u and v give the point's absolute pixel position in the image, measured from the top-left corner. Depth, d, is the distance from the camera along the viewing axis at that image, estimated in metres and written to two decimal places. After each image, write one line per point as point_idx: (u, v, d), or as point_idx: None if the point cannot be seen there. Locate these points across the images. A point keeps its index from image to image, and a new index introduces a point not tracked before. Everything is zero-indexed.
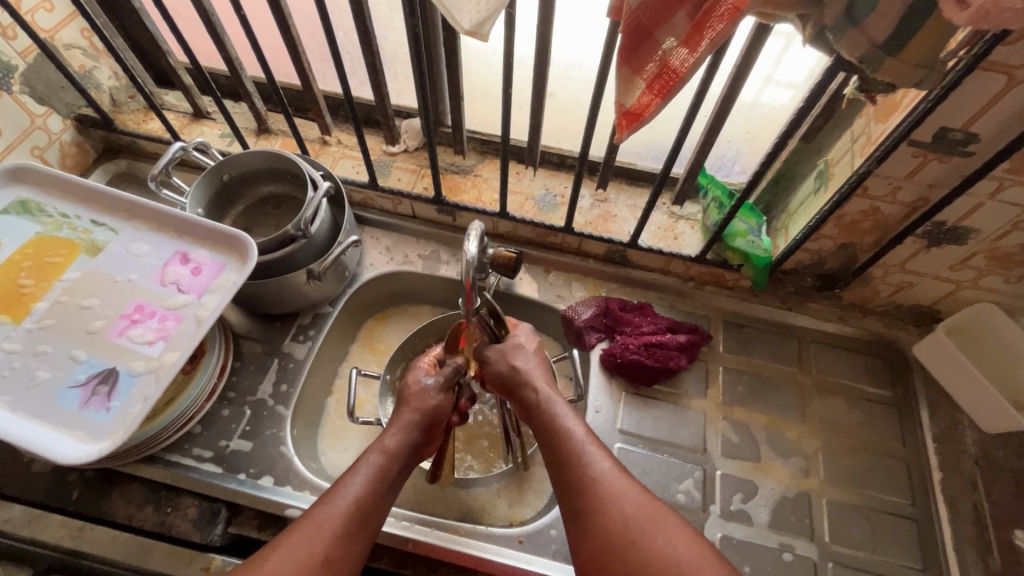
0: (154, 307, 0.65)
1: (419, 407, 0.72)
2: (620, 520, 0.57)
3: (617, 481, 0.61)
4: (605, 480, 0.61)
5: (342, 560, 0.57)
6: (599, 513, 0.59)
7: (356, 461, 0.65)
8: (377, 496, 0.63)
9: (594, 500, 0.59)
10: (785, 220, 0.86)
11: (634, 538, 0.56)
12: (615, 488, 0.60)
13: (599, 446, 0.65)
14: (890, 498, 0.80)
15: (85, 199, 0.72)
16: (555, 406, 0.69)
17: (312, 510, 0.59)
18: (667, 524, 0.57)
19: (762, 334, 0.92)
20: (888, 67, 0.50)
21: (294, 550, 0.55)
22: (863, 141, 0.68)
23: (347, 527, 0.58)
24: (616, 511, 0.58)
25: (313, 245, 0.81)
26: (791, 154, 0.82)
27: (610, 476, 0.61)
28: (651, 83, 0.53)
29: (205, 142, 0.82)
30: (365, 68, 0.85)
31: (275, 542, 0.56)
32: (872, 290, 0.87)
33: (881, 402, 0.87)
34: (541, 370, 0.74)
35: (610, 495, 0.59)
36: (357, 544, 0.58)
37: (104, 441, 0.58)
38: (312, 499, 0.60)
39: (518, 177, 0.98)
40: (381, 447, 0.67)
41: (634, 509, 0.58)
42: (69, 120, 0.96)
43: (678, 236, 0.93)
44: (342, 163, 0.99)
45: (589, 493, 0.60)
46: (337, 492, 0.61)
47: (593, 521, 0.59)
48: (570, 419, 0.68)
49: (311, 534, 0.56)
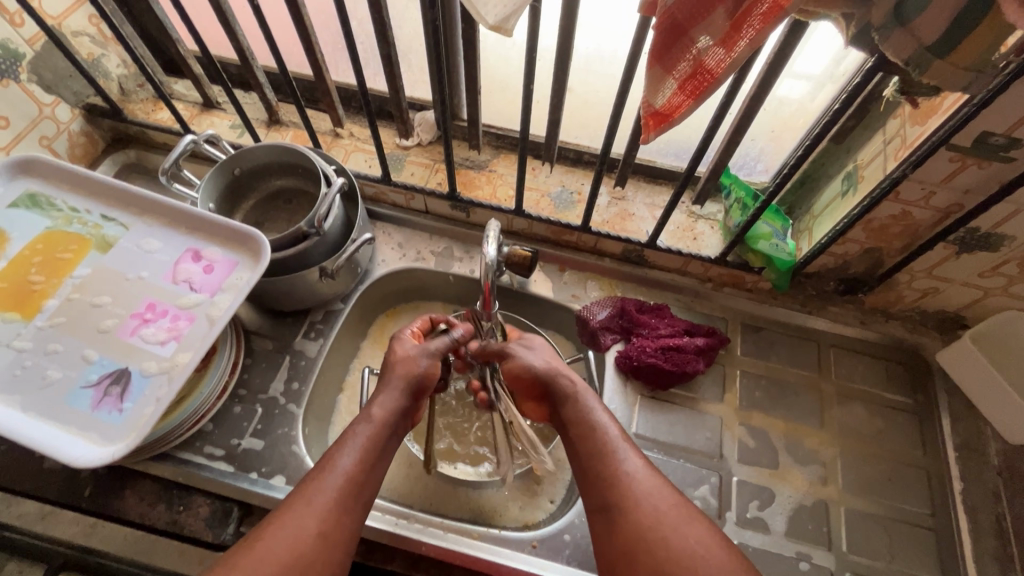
0: (166, 306, 0.64)
1: (408, 372, 0.69)
2: (651, 516, 0.57)
3: (648, 478, 0.60)
4: (637, 478, 0.60)
5: (342, 537, 0.56)
6: (632, 507, 0.58)
7: (354, 434, 0.63)
8: (375, 469, 0.62)
9: (623, 495, 0.59)
10: (810, 222, 0.84)
11: (664, 536, 0.55)
12: (646, 486, 0.59)
13: (629, 443, 0.64)
14: (909, 508, 0.79)
15: (95, 193, 0.71)
16: (586, 398, 0.68)
17: (309, 488, 0.57)
18: (694, 522, 0.57)
19: (781, 338, 0.91)
20: (936, 70, 0.48)
21: (290, 529, 0.54)
22: (898, 144, 0.65)
23: (346, 506, 0.57)
24: (650, 508, 0.57)
25: (326, 241, 0.80)
26: (818, 152, 0.80)
27: (640, 473, 0.61)
28: (683, 84, 0.50)
29: (217, 134, 0.80)
30: (380, 59, 0.82)
31: (270, 519, 0.55)
32: (897, 295, 0.85)
33: (901, 410, 0.85)
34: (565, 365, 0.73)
35: (642, 492, 0.59)
36: (352, 522, 0.57)
37: (117, 443, 0.57)
38: (307, 476, 0.59)
39: (534, 173, 0.96)
40: (381, 418, 0.65)
41: (665, 508, 0.57)
42: (77, 110, 0.94)
43: (697, 237, 0.91)
44: (354, 156, 0.97)
45: (618, 486, 0.59)
46: (335, 469, 0.59)
47: (620, 514, 0.58)
48: (600, 413, 0.66)
49: (309, 513, 0.55)
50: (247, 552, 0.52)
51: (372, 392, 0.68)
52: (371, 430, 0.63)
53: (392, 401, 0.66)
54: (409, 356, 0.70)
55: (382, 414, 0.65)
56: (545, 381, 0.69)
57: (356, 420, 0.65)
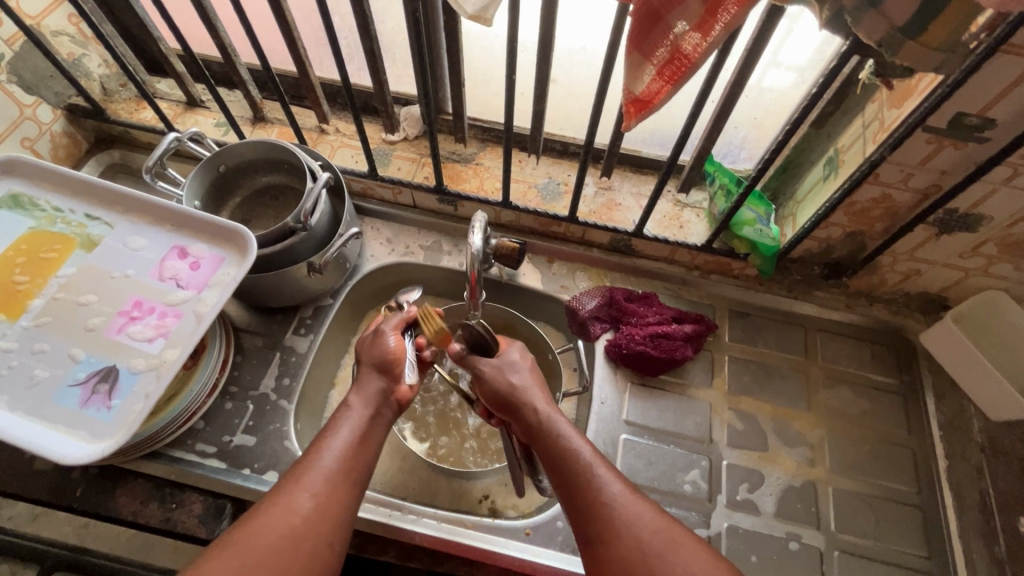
0: (153, 304, 0.64)
1: (376, 356, 0.70)
2: (634, 547, 0.55)
3: (629, 505, 0.58)
4: (617, 505, 0.58)
5: (334, 512, 0.56)
6: (612, 541, 0.56)
7: (343, 416, 0.65)
8: (366, 450, 0.63)
9: (603, 524, 0.57)
10: (793, 207, 0.85)
11: (651, 567, 0.54)
12: (629, 511, 0.58)
13: (607, 467, 0.62)
14: (895, 486, 0.80)
15: (79, 192, 0.71)
16: (558, 425, 0.66)
17: (300, 469, 0.58)
18: (685, 549, 0.55)
19: (768, 323, 0.92)
20: (907, 51, 0.48)
21: (280, 507, 0.54)
22: (876, 127, 0.66)
23: (344, 481, 0.58)
24: (632, 538, 0.56)
25: (314, 237, 0.80)
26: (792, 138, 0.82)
27: (622, 500, 0.59)
28: (661, 70, 0.51)
29: (200, 132, 0.80)
30: (363, 54, 0.82)
31: (265, 499, 0.55)
32: (881, 278, 0.87)
33: (886, 391, 0.87)
34: (539, 386, 0.72)
35: (623, 520, 0.57)
36: (348, 495, 0.58)
37: (107, 440, 0.56)
38: (299, 460, 0.59)
39: (520, 165, 0.96)
40: (361, 402, 0.66)
41: (649, 536, 0.56)
42: (59, 110, 0.94)
43: (683, 224, 0.91)
44: (340, 152, 0.97)
45: (597, 515, 0.58)
46: (326, 449, 0.60)
47: (603, 549, 0.56)
48: (575, 437, 0.65)
49: (301, 489, 0.56)
50: (234, 536, 0.52)
51: (353, 382, 0.70)
52: (357, 413, 0.65)
53: (370, 387, 0.68)
54: (375, 339, 0.73)
55: (362, 399, 0.67)
56: (518, 410, 0.69)
57: (342, 406, 0.66)
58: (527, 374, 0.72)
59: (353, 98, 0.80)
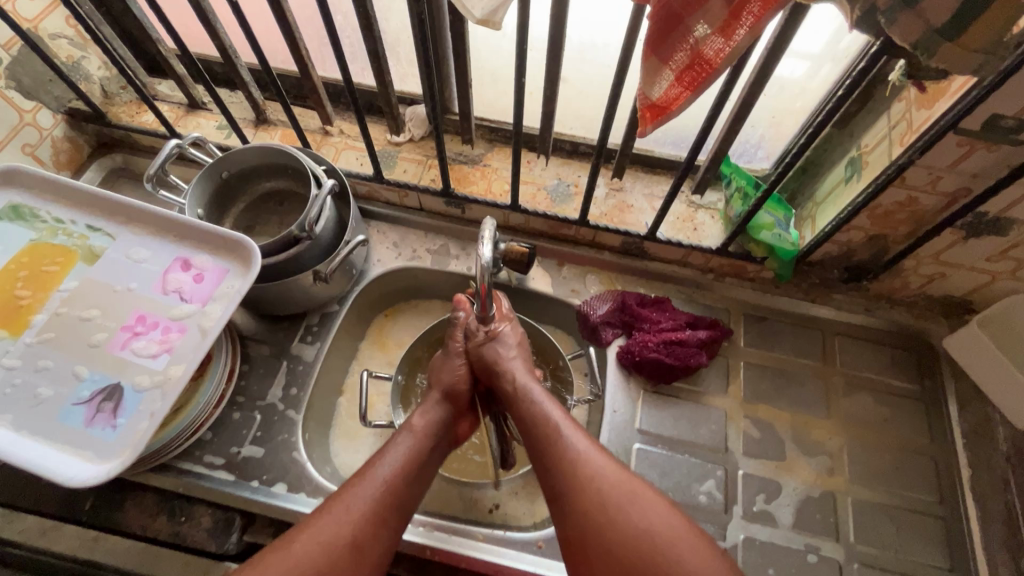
0: (157, 318, 0.63)
1: (445, 388, 0.74)
2: (596, 498, 0.59)
3: (595, 460, 0.62)
4: (585, 458, 0.62)
5: (375, 543, 0.58)
6: (578, 492, 0.60)
7: (393, 445, 0.66)
8: (410, 486, 0.64)
9: (572, 480, 0.61)
10: (812, 209, 0.82)
11: (611, 517, 0.57)
12: (595, 469, 0.61)
13: (577, 429, 0.65)
14: (916, 495, 0.78)
15: (81, 203, 0.69)
16: (532, 393, 0.70)
17: (343, 494, 0.60)
18: (640, 498, 0.59)
19: (785, 327, 0.89)
20: (945, 53, 0.46)
21: (321, 534, 0.56)
22: (903, 129, 0.63)
23: (381, 519, 0.60)
24: (594, 489, 0.59)
25: (319, 245, 0.78)
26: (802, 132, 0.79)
27: (588, 456, 0.62)
28: (680, 75, 0.49)
29: (202, 137, 0.79)
30: (367, 55, 0.79)
31: (309, 517, 0.58)
32: (902, 281, 0.84)
33: (906, 397, 0.85)
34: (522, 358, 0.75)
35: (588, 475, 0.60)
36: (385, 535, 0.60)
37: (112, 460, 0.55)
38: (343, 483, 0.62)
39: (529, 166, 0.94)
40: (424, 425, 0.69)
41: (609, 488, 0.59)
42: (59, 115, 0.92)
43: (698, 227, 0.89)
44: (345, 154, 0.95)
45: (571, 473, 0.61)
46: (371, 478, 0.62)
47: (571, 500, 0.60)
48: (549, 405, 0.68)
49: (343, 518, 0.58)
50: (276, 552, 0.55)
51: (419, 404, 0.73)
52: (406, 443, 0.66)
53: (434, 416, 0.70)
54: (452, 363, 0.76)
55: (425, 424, 0.69)
56: (501, 381, 0.73)
57: (398, 432, 0.69)
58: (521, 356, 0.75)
59: (355, 99, 0.78)
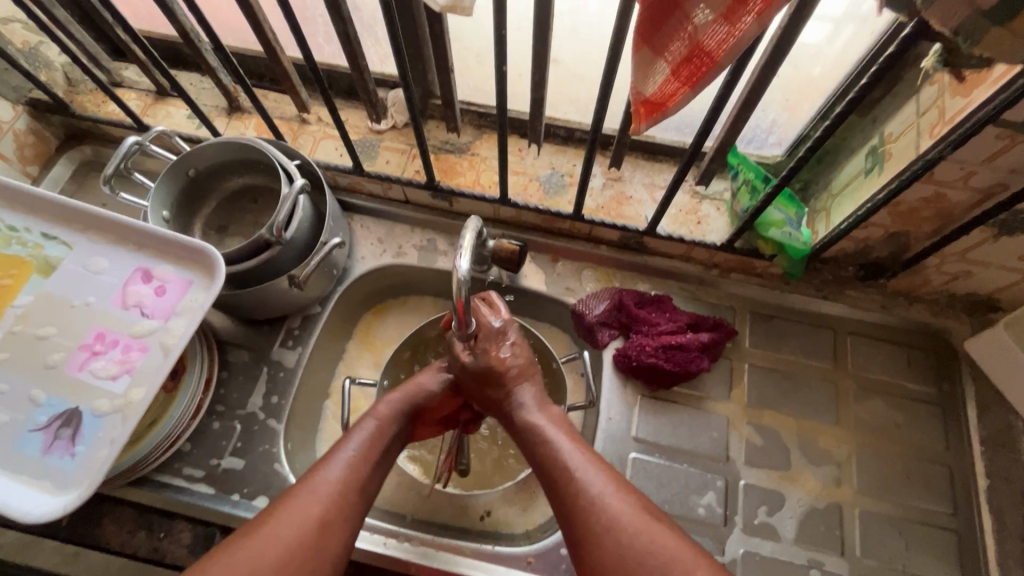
0: (116, 335, 0.59)
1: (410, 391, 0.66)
2: (614, 548, 0.52)
3: (616, 501, 0.55)
4: (603, 501, 0.55)
5: (340, 529, 0.54)
6: (593, 539, 0.53)
7: (358, 429, 0.62)
8: (377, 472, 0.60)
9: (589, 523, 0.54)
10: (827, 201, 0.75)
11: (630, 569, 0.51)
12: (614, 513, 0.54)
13: (596, 463, 0.59)
14: (928, 507, 0.74)
15: (33, 208, 0.65)
16: (543, 426, 0.63)
17: (310, 477, 0.56)
18: (666, 551, 0.52)
19: (793, 327, 0.84)
20: (992, 40, 0.39)
21: (290, 516, 0.52)
22: (933, 118, 0.56)
23: (349, 501, 0.56)
24: (612, 538, 0.53)
25: (294, 247, 0.74)
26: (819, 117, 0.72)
27: (606, 496, 0.55)
28: (677, 68, 0.42)
29: (166, 131, 0.73)
30: (338, 37, 0.72)
31: (274, 505, 0.54)
32: (923, 278, 0.78)
33: (922, 402, 0.80)
34: (533, 386, 0.67)
35: (606, 521, 0.54)
36: (352, 515, 0.56)
37: (72, 491, 0.53)
38: (309, 470, 0.58)
39: (520, 155, 0.87)
40: (380, 416, 0.64)
41: (631, 536, 0.53)
42: (20, 106, 0.87)
43: (701, 220, 0.83)
44: (323, 144, 0.89)
45: (584, 518, 0.54)
46: (337, 457, 0.58)
47: (588, 544, 0.53)
48: (563, 440, 0.61)
49: (310, 499, 0.54)
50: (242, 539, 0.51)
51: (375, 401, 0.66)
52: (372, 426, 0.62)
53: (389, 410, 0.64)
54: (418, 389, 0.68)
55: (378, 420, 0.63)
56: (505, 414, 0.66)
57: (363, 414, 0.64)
58: (526, 386, 0.66)
59: (326, 87, 0.71)
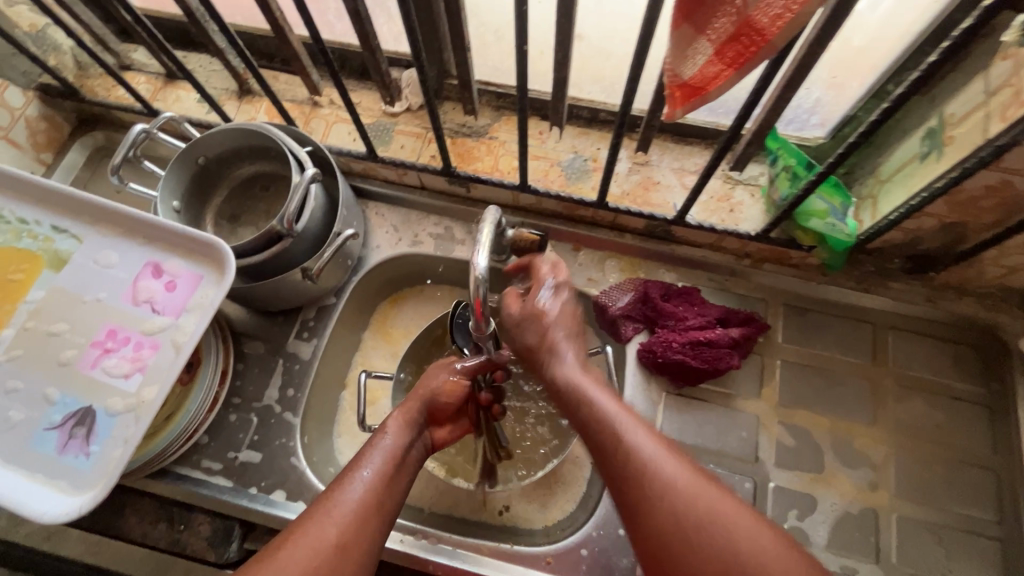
0: (127, 333, 0.58)
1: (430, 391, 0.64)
2: (680, 516, 0.47)
3: (676, 469, 0.49)
4: (661, 468, 0.49)
5: (361, 548, 0.49)
6: (655, 505, 0.48)
7: (376, 443, 0.58)
8: (396, 489, 0.55)
9: (648, 491, 0.48)
10: (873, 187, 0.70)
11: (701, 535, 0.46)
12: (675, 480, 0.48)
13: (650, 430, 0.53)
14: (971, 513, 0.70)
15: (42, 201, 0.63)
16: (586, 386, 0.57)
17: (328, 497, 0.52)
18: (736, 521, 0.46)
19: (830, 321, 0.79)
20: None
21: (307, 540, 0.48)
22: (1005, 99, 0.50)
23: (368, 517, 0.51)
24: (675, 505, 0.47)
25: (306, 238, 0.71)
26: (871, 97, 0.66)
27: (665, 464, 0.50)
28: (721, 49, 0.38)
29: (175, 117, 0.70)
30: (348, 15, 0.68)
31: (290, 527, 0.50)
32: (977, 271, 0.72)
33: (969, 402, 0.75)
34: (576, 336, 0.62)
35: (670, 487, 0.48)
36: (375, 535, 0.51)
37: (87, 491, 0.52)
38: (328, 487, 0.53)
39: (540, 138, 0.83)
40: (398, 429, 0.60)
41: (697, 505, 0.47)
42: (30, 92, 0.85)
43: (734, 208, 0.78)
44: (336, 129, 0.86)
45: (641, 483, 0.49)
46: (354, 480, 0.53)
47: (648, 512, 0.48)
48: (612, 407, 0.55)
49: (327, 522, 0.49)
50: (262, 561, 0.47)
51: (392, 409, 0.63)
52: (391, 442, 0.58)
53: (405, 416, 0.62)
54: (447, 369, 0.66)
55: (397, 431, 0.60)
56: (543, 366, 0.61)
57: (380, 428, 0.60)
58: (566, 337, 0.61)
59: (335, 67, 0.67)
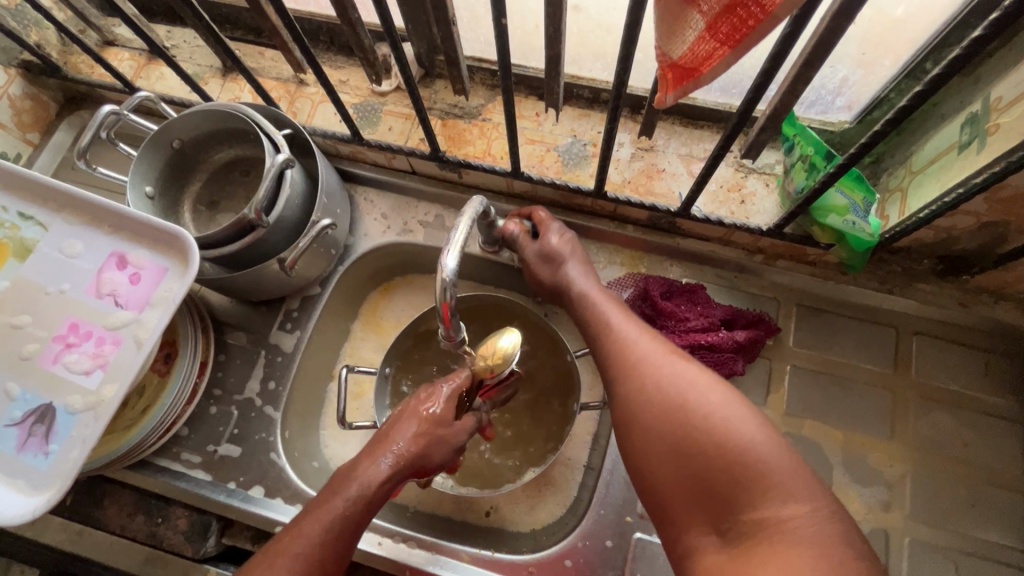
0: (90, 327, 0.55)
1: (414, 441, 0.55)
2: (659, 388, 0.51)
3: (653, 347, 0.55)
4: (638, 343, 0.56)
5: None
6: (636, 372, 0.54)
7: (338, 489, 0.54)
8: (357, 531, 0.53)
9: (633, 367, 0.54)
10: (904, 179, 0.62)
11: (675, 399, 0.50)
12: (650, 354, 0.55)
13: (634, 321, 0.60)
14: (994, 539, 0.64)
15: (6, 185, 0.60)
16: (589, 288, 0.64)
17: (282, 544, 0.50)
18: (709, 386, 0.50)
19: (848, 325, 0.72)
20: None
21: None
22: None
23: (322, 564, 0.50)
24: (654, 373, 0.52)
25: (283, 228, 0.68)
26: (904, 76, 0.58)
27: (643, 342, 0.56)
28: (715, 22, 0.32)
29: (151, 96, 0.64)
30: None
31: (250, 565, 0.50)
32: (1018, 275, 0.64)
33: (1000, 418, 0.68)
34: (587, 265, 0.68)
35: (650, 360, 0.54)
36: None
37: (44, 493, 0.51)
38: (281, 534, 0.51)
39: (536, 120, 0.77)
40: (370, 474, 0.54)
41: (671, 378, 0.51)
42: (12, 69, 0.83)
43: (746, 199, 0.71)
44: (322, 109, 0.81)
45: (623, 358, 0.56)
46: (312, 525, 0.51)
47: (630, 379, 0.54)
48: (609, 304, 0.62)
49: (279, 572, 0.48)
50: None
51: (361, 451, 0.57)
52: (355, 487, 0.53)
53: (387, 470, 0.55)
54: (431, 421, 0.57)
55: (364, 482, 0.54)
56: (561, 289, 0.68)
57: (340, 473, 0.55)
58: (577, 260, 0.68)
59: (299, 32, 0.59)
